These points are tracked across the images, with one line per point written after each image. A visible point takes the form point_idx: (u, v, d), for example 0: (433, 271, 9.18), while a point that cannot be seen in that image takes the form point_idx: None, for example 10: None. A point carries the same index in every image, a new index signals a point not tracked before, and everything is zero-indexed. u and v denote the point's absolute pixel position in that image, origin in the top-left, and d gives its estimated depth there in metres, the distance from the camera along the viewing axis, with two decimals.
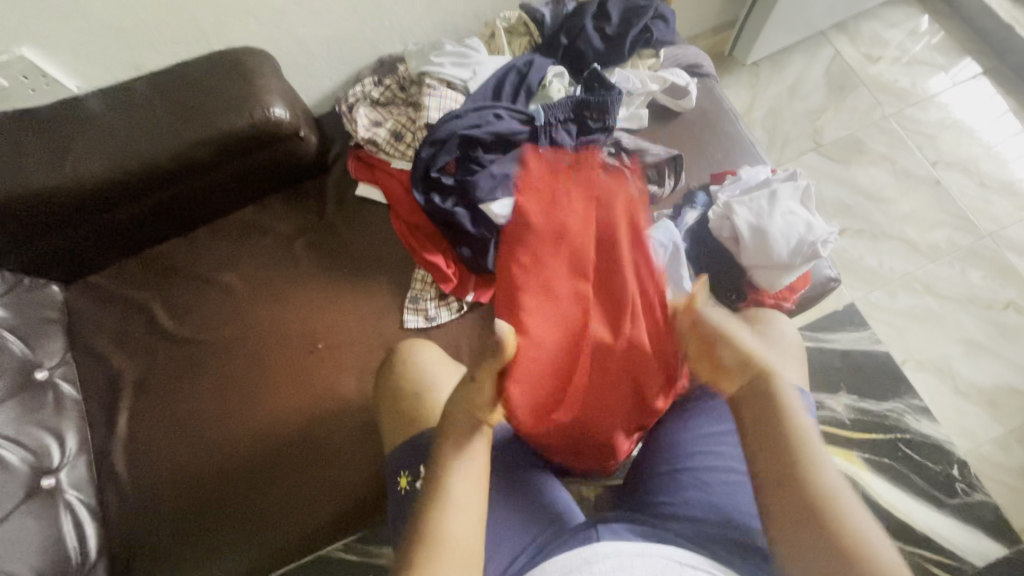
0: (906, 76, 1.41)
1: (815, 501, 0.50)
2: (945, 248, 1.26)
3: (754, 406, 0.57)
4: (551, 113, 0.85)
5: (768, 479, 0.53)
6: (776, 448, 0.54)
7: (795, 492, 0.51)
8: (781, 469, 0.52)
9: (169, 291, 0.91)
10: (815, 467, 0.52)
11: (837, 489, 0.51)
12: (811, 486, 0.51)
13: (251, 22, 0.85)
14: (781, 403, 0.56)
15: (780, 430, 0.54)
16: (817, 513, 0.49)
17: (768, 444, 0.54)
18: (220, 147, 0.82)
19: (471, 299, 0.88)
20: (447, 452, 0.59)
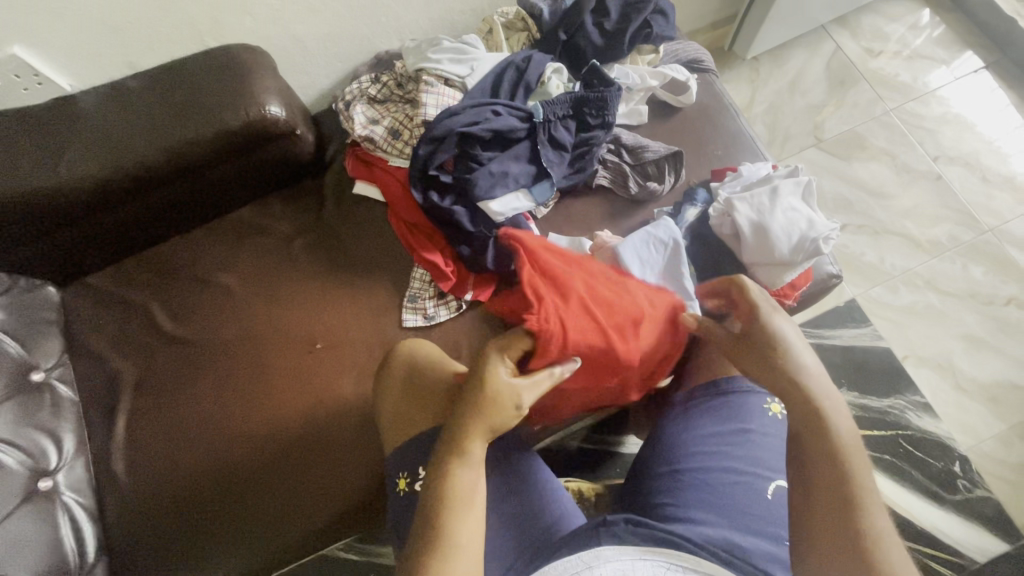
0: (908, 70, 1.40)
1: (863, 530, 0.51)
2: (946, 244, 1.26)
3: (807, 423, 0.57)
4: (550, 109, 0.84)
5: (819, 505, 0.53)
6: (832, 471, 0.54)
7: (842, 523, 0.52)
8: (831, 496, 0.53)
9: (166, 291, 0.90)
10: (864, 500, 0.53)
11: (880, 522, 0.52)
12: (861, 516, 0.52)
13: (247, 19, 0.84)
14: (831, 421, 0.57)
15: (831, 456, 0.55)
16: (864, 544, 0.50)
17: (818, 471, 0.55)
18: (216, 147, 0.81)
19: (470, 298, 0.87)
20: (454, 502, 0.56)
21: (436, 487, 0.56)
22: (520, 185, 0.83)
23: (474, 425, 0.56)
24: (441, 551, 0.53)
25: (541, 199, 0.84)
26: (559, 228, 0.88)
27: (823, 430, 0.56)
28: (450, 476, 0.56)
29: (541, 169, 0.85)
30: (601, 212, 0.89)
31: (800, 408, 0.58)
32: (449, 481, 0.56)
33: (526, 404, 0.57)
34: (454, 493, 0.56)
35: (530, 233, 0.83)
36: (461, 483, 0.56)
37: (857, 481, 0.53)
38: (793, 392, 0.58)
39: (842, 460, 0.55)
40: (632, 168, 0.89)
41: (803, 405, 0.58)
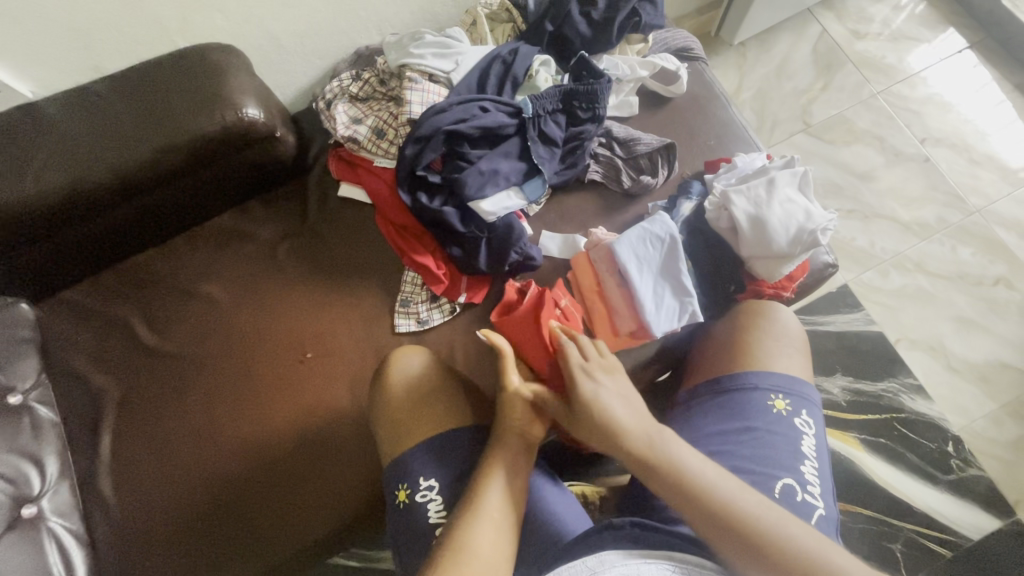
0: (894, 52, 1.39)
1: (764, 546, 0.52)
2: (935, 226, 1.26)
3: (648, 471, 0.58)
4: (539, 104, 0.82)
5: (719, 545, 0.54)
6: (704, 513, 0.55)
7: (747, 553, 0.53)
8: (719, 530, 0.54)
9: (148, 303, 0.87)
10: (743, 517, 0.54)
11: (760, 515, 0.54)
12: (754, 536, 0.53)
13: (216, 16, 0.80)
14: (660, 459, 0.58)
15: (685, 494, 0.56)
16: (775, 563, 0.52)
17: (687, 514, 0.55)
18: (192, 153, 0.77)
19: (464, 300, 0.85)
20: (475, 511, 0.59)
21: (472, 495, 0.60)
22: (511, 183, 0.81)
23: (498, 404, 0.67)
24: (457, 554, 0.55)
25: (533, 197, 0.82)
26: (553, 225, 0.87)
27: (654, 473, 0.58)
28: (486, 480, 0.61)
29: (532, 166, 0.82)
30: (593, 208, 0.87)
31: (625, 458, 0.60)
32: (483, 487, 0.61)
33: (509, 380, 0.67)
34: (484, 502, 0.59)
35: (522, 232, 0.81)
36: (487, 495, 0.60)
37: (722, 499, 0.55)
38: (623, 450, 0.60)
39: (697, 489, 0.56)
40: (625, 162, 0.87)
41: (623, 452, 0.60)
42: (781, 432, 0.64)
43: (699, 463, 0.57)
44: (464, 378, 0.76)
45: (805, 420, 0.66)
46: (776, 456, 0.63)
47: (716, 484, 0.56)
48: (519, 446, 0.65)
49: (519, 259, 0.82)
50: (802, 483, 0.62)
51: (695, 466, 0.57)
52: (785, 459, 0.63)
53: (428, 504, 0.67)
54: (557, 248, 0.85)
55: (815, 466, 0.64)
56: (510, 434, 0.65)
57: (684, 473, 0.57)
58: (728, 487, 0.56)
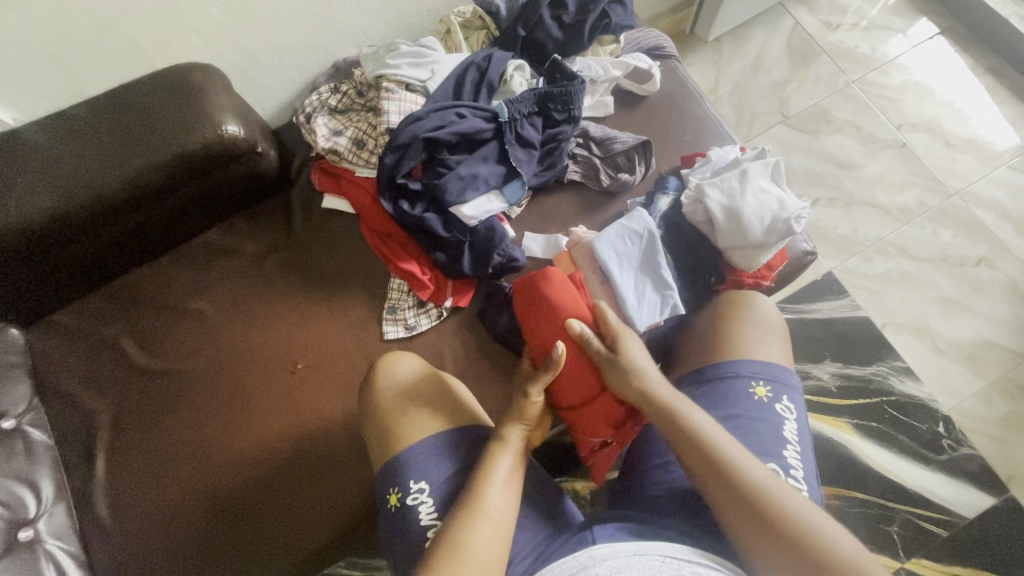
0: (866, 41, 1.41)
1: (756, 500, 0.56)
2: (915, 210, 1.27)
3: (666, 422, 0.62)
4: (514, 108, 0.83)
5: (722, 504, 0.57)
6: (705, 463, 0.59)
7: (739, 504, 0.56)
8: (724, 488, 0.57)
9: (139, 323, 0.88)
10: (744, 474, 0.57)
11: (761, 477, 0.57)
12: (748, 488, 0.57)
13: (192, 36, 0.80)
14: (678, 413, 0.62)
15: (693, 444, 0.60)
16: (763, 518, 0.55)
17: (690, 461, 0.60)
18: (177, 171, 0.78)
19: (450, 304, 0.86)
20: (473, 513, 0.59)
21: (470, 495, 0.61)
22: (491, 187, 0.82)
23: (504, 415, 0.67)
24: (457, 558, 0.56)
25: (513, 199, 0.83)
26: (535, 226, 0.88)
27: (671, 421, 0.62)
28: (485, 480, 0.61)
29: (511, 169, 0.84)
30: (573, 208, 0.89)
31: (648, 408, 0.64)
32: (481, 489, 0.61)
33: (534, 394, 0.67)
34: (484, 503, 0.60)
35: (504, 234, 0.83)
36: (486, 499, 0.60)
37: (732, 463, 0.58)
38: (643, 400, 0.65)
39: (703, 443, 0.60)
40: (602, 161, 0.88)
41: (644, 403, 0.64)
42: (763, 418, 0.65)
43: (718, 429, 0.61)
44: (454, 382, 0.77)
45: (785, 405, 0.67)
46: (758, 442, 0.64)
47: (730, 449, 0.59)
48: (516, 452, 0.65)
49: (503, 261, 0.83)
50: (785, 467, 0.63)
51: (713, 430, 0.60)
52: (767, 445, 0.64)
53: (420, 507, 0.68)
54: (540, 248, 0.86)
55: (797, 450, 0.65)
56: (511, 431, 0.66)
57: (704, 436, 0.60)
58: (739, 455, 0.59)
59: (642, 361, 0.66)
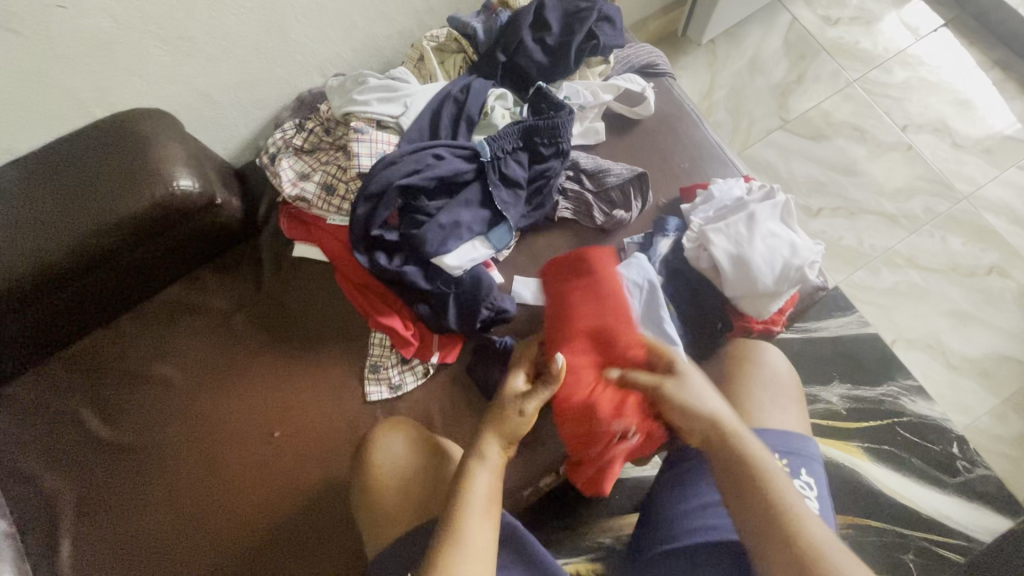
0: (867, 36, 1.34)
1: (823, 573, 0.46)
2: (923, 217, 1.22)
3: (731, 454, 0.54)
4: (497, 145, 0.76)
5: (770, 557, 0.49)
6: (767, 510, 0.50)
7: (799, 570, 0.47)
8: (784, 544, 0.48)
9: (99, 392, 0.81)
10: (811, 536, 0.48)
11: (833, 547, 0.48)
12: (818, 555, 0.47)
13: (135, 81, 0.71)
14: (745, 448, 0.54)
15: (759, 486, 0.51)
16: None
17: (750, 506, 0.51)
18: (120, 238, 0.70)
19: (437, 360, 0.79)
20: (452, 548, 0.53)
21: (447, 526, 0.55)
22: (474, 233, 0.75)
23: (484, 428, 0.62)
24: None
25: (500, 244, 0.76)
26: (525, 269, 0.81)
27: (736, 454, 0.54)
28: (465, 509, 0.56)
29: (496, 212, 0.77)
30: (566, 249, 0.82)
31: (712, 437, 0.56)
32: (460, 518, 0.55)
33: (528, 409, 0.62)
34: (462, 532, 0.54)
35: (492, 283, 0.76)
36: (467, 531, 0.55)
37: (798, 518, 0.50)
38: (709, 430, 0.57)
39: (770, 488, 0.51)
40: (595, 196, 0.81)
41: (708, 429, 0.57)
42: None
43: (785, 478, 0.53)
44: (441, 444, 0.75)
45: (805, 481, 0.60)
46: None
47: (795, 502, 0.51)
48: (496, 471, 0.60)
49: (491, 314, 0.76)
50: None
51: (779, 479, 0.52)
52: None
53: None
54: (531, 294, 0.80)
55: None
56: (490, 446, 0.60)
57: (772, 482, 0.52)
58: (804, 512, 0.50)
59: (706, 388, 0.60)
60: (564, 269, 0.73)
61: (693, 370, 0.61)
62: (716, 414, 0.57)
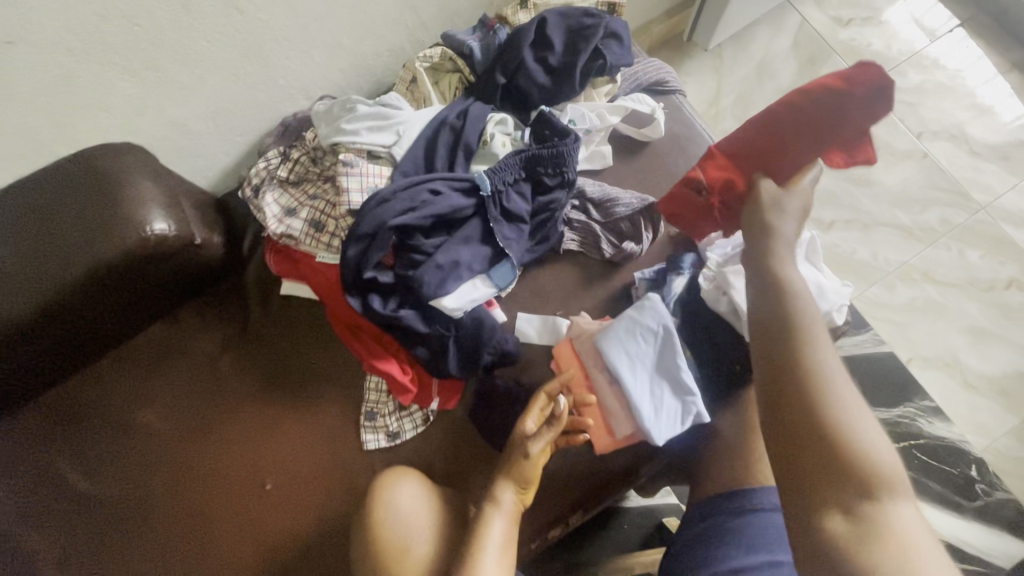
0: (880, 37, 1.28)
1: (846, 456, 0.47)
2: (940, 229, 1.17)
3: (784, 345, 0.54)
4: (498, 177, 0.70)
5: (793, 443, 0.49)
6: (805, 401, 0.50)
7: (824, 453, 0.48)
8: (811, 428, 0.49)
9: (74, 441, 0.74)
10: (840, 424, 0.49)
11: (865, 441, 0.48)
12: (847, 445, 0.47)
13: (102, 115, 0.65)
14: (811, 355, 0.53)
15: (806, 380, 0.51)
16: (848, 477, 0.46)
17: (790, 393, 0.51)
18: (80, 295, 0.64)
19: (436, 407, 0.75)
20: None
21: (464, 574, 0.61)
22: (475, 273, 0.70)
23: (499, 473, 0.68)
24: None
25: (502, 283, 0.71)
26: (529, 306, 0.76)
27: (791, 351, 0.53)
28: (479, 560, 0.62)
29: (497, 249, 0.71)
30: (572, 283, 0.77)
31: (774, 323, 0.56)
32: (476, 566, 0.61)
33: (533, 452, 0.67)
34: None
35: (495, 326, 0.71)
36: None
37: (855, 436, 0.48)
38: (783, 329, 0.55)
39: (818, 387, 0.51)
40: (603, 227, 0.76)
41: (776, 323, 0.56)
42: None
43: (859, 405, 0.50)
44: (450, 495, 0.72)
45: None
46: None
47: (856, 423, 0.49)
48: (511, 514, 0.66)
49: (494, 358, 0.72)
50: None
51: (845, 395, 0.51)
52: None
53: None
54: (537, 332, 0.75)
55: None
56: (505, 492, 0.66)
57: (823, 379, 0.51)
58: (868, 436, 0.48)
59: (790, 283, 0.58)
60: (786, 107, 0.68)
61: (782, 224, 0.63)
62: (795, 318, 0.55)
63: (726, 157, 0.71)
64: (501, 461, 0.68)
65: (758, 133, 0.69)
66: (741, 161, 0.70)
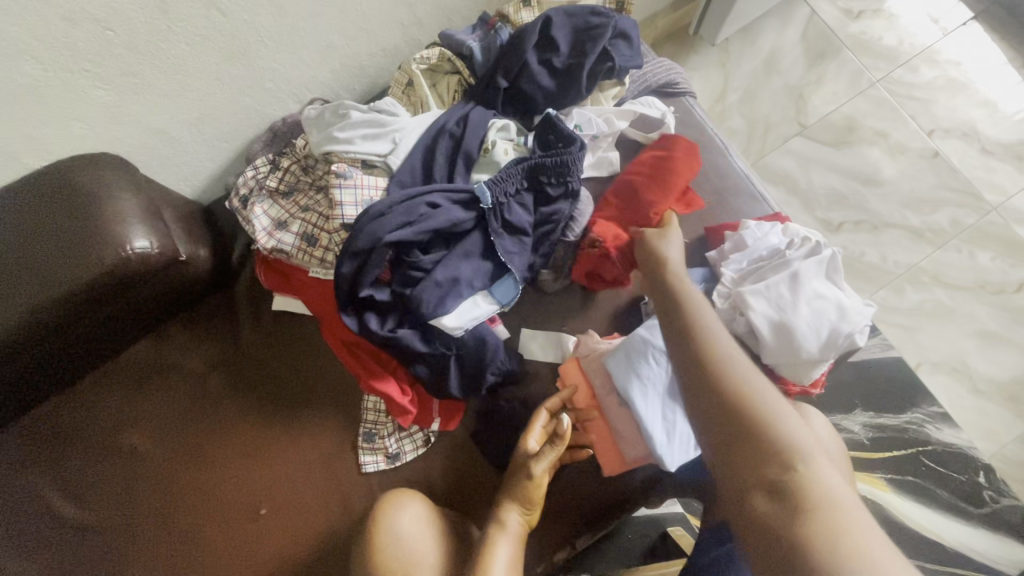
0: (892, 30, 1.23)
1: (761, 437, 0.49)
2: (950, 231, 1.14)
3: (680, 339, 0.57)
4: (499, 188, 0.67)
5: (711, 440, 0.52)
6: (715, 395, 0.52)
7: (743, 443, 0.50)
8: (726, 422, 0.51)
9: (56, 467, 0.70)
10: (748, 402, 0.51)
11: (774, 415, 0.50)
12: (758, 426, 0.50)
13: (75, 125, 0.60)
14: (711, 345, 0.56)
15: (708, 372, 0.54)
16: (766, 456, 0.48)
17: (695, 391, 0.54)
18: (49, 322, 0.59)
19: (437, 427, 0.72)
20: None
21: None
22: (477, 289, 0.67)
23: (502, 493, 0.65)
24: None
25: (506, 299, 0.68)
26: (533, 321, 0.73)
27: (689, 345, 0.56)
28: None
29: (500, 264, 0.68)
30: (576, 298, 0.74)
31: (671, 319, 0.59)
32: None
33: (537, 473, 0.63)
34: None
35: (498, 345, 0.68)
36: None
37: (769, 416, 0.50)
38: (682, 325, 0.58)
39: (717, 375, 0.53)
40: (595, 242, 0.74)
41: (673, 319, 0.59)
42: None
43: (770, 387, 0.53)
44: (451, 519, 0.68)
45: None
46: None
47: (768, 402, 0.52)
48: (517, 536, 0.63)
49: (498, 378, 0.69)
50: None
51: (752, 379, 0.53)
52: None
53: None
54: (541, 348, 0.73)
55: None
56: (510, 512, 0.63)
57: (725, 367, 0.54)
58: (781, 414, 0.51)
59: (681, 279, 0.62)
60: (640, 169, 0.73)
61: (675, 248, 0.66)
62: (691, 312, 0.58)
63: (610, 205, 0.73)
64: (504, 481, 0.65)
65: (626, 186, 0.73)
66: (624, 211, 0.72)
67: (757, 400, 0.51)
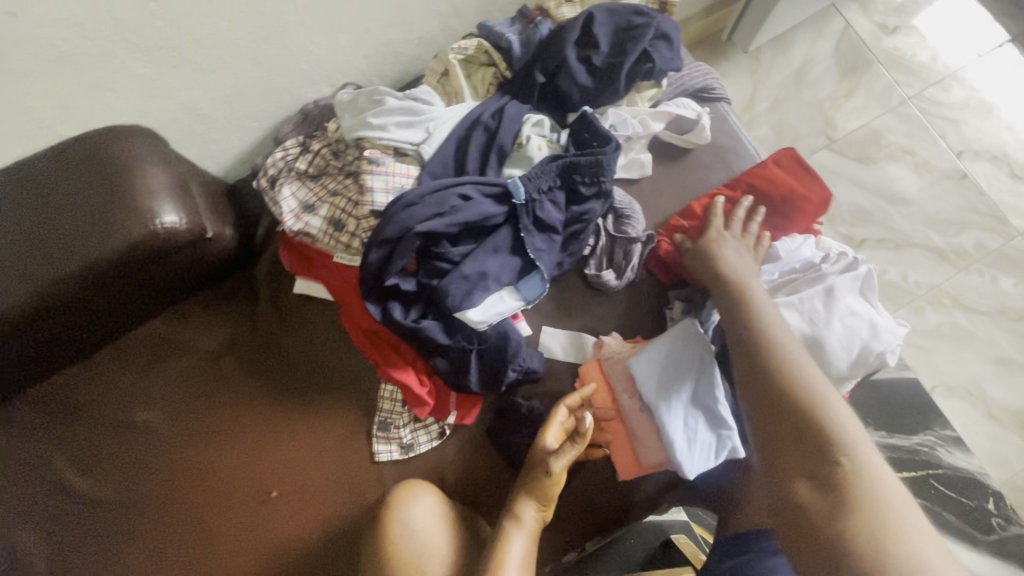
0: (926, 48, 1.22)
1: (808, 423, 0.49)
2: (974, 254, 1.13)
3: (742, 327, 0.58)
4: (533, 185, 0.66)
5: (760, 422, 0.53)
6: (768, 380, 0.53)
7: (790, 426, 0.50)
8: (777, 405, 0.52)
9: (68, 439, 0.70)
10: (801, 389, 0.51)
11: (825, 405, 0.50)
12: (809, 412, 0.50)
13: (108, 95, 0.60)
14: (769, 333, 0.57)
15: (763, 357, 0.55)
16: (815, 442, 0.48)
17: (750, 376, 0.55)
18: (74, 291, 0.59)
19: (453, 420, 0.72)
20: None
21: None
22: (503, 284, 0.66)
23: (517, 489, 0.64)
24: None
25: (531, 296, 0.67)
26: (555, 319, 0.73)
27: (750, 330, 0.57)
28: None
29: (528, 260, 0.67)
30: (599, 299, 0.73)
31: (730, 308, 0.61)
32: None
33: (556, 470, 0.62)
34: None
35: (520, 342, 0.67)
36: None
37: (822, 406, 0.50)
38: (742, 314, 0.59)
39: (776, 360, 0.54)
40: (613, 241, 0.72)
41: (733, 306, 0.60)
42: None
43: (825, 378, 0.53)
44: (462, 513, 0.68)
45: None
46: None
47: (823, 395, 0.51)
48: (532, 533, 0.62)
49: (518, 375, 0.68)
50: None
51: (807, 372, 0.53)
52: None
53: None
54: (561, 348, 0.72)
55: None
56: (525, 508, 0.63)
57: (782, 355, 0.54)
58: (833, 405, 0.50)
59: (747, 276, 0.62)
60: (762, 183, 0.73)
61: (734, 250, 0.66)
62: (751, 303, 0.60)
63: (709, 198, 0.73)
64: (519, 477, 0.65)
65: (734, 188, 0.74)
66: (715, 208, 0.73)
67: (808, 394, 0.51)
